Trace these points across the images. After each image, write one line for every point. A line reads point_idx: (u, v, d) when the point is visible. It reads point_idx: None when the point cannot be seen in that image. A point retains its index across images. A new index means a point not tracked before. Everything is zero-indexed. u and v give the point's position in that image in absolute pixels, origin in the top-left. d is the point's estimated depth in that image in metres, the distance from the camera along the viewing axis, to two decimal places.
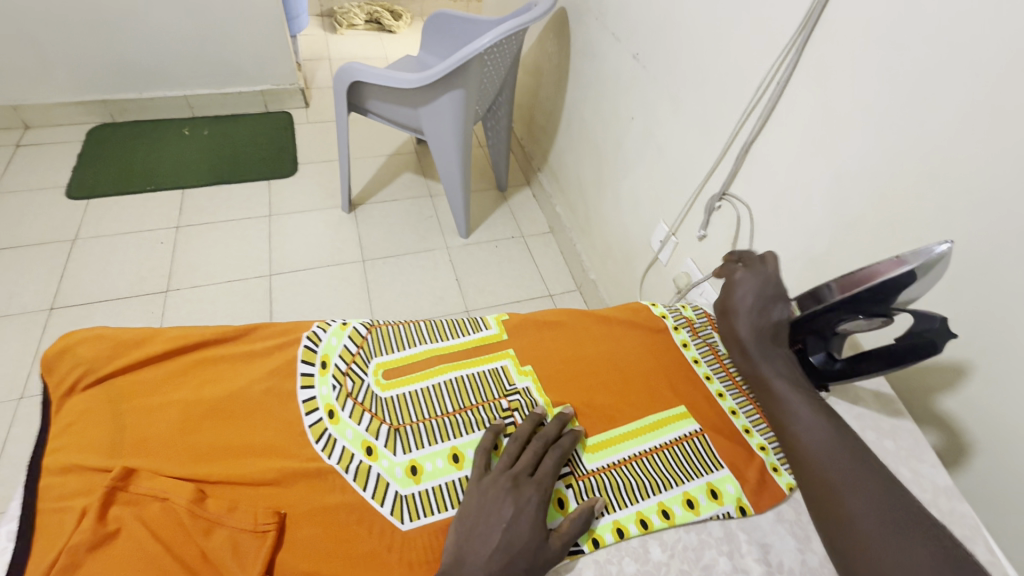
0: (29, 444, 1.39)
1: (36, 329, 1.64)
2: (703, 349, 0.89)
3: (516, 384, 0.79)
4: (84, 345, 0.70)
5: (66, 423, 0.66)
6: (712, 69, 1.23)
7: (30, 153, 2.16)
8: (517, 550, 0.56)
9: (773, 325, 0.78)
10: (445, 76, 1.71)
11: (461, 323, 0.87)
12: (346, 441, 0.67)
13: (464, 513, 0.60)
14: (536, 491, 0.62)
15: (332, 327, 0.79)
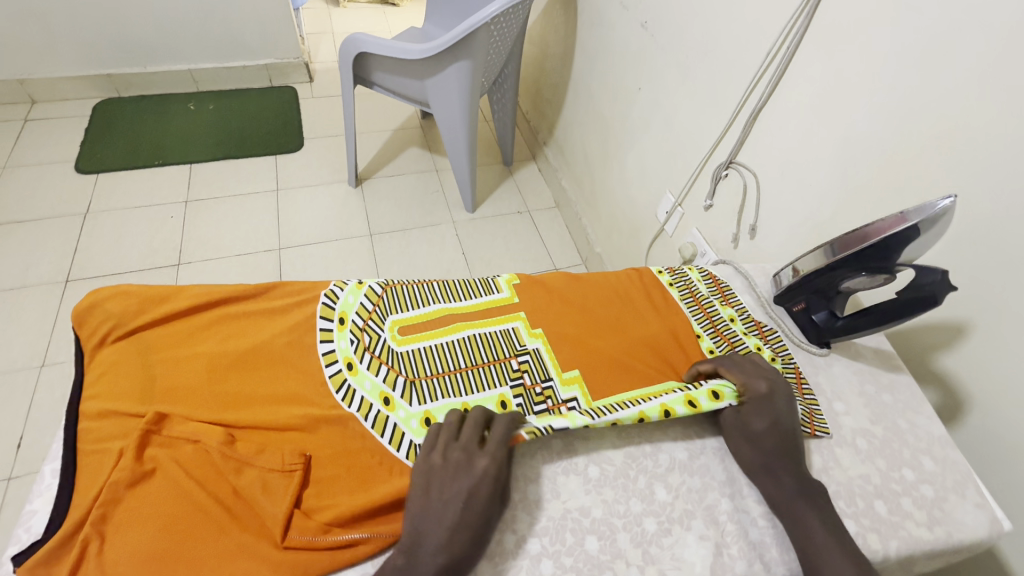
0: (53, 409, 1.44)
1: (54, 300, 1.68)
2: (703, 311, 0.91)
3: (526, 344, 0.81)
4: (114, 297, 0.73)
5: (100, 372, 0.70)
6: (721, 36, 1.22)
7: (37, 127, 2.17)
8: (474, 524, 0.56)
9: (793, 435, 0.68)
10: (450, 47, 1.70)
11: (473, 285, 0.89)
12: (364, 391, 0.70)
13: (414, 489, 0.59)
14: (491, 461, 0.60)
15: (349, 286, 0.82)
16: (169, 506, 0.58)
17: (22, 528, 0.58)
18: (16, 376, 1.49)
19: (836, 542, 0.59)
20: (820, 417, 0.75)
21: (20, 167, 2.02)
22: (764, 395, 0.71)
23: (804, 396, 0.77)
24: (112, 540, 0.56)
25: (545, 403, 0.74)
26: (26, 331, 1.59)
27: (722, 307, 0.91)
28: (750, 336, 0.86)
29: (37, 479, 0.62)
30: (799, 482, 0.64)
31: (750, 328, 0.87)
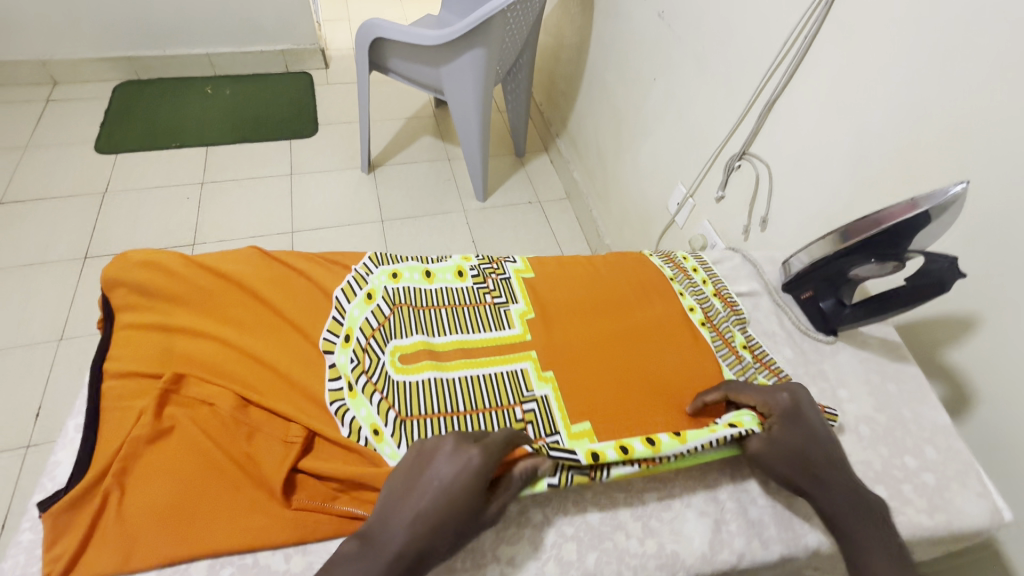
0: (70, 382, 1.48)
1: (73, 277, 1.71)
2: (729, 355, 0.81)
3: (534, 390, 0.74)
4: (140, 265, 0.77)
5: (121, 336, 0.73)
6: (739, 26, 1.21)
7: (58, 108, 2.20)
8: (444, 517, 0.55)
9: (829, 444, 0.66)
10: (466, 34, 1.71)
11: (485, 316, 0.83)
12: (357, 415, 0.69)
13: (397, 478, 0.59)
14: (480, 452, 0.59)
15: (356, 299, 0.80)
16: (184, 465, 0.63)
17: (48, 477, 0.64)
18: (36, 349, 1.53)
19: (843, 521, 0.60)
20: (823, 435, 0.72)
21: (41, 148, 2.06)
22: (785, 410, 0.68)
23: None
24: (131, 491, 0.61)
25: None
26: (46, 306, 1.63)
27: (748, 355, 0.82)
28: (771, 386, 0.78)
29: (62, 433, 0.67)
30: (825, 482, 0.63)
31: (770, 377, 0.79)
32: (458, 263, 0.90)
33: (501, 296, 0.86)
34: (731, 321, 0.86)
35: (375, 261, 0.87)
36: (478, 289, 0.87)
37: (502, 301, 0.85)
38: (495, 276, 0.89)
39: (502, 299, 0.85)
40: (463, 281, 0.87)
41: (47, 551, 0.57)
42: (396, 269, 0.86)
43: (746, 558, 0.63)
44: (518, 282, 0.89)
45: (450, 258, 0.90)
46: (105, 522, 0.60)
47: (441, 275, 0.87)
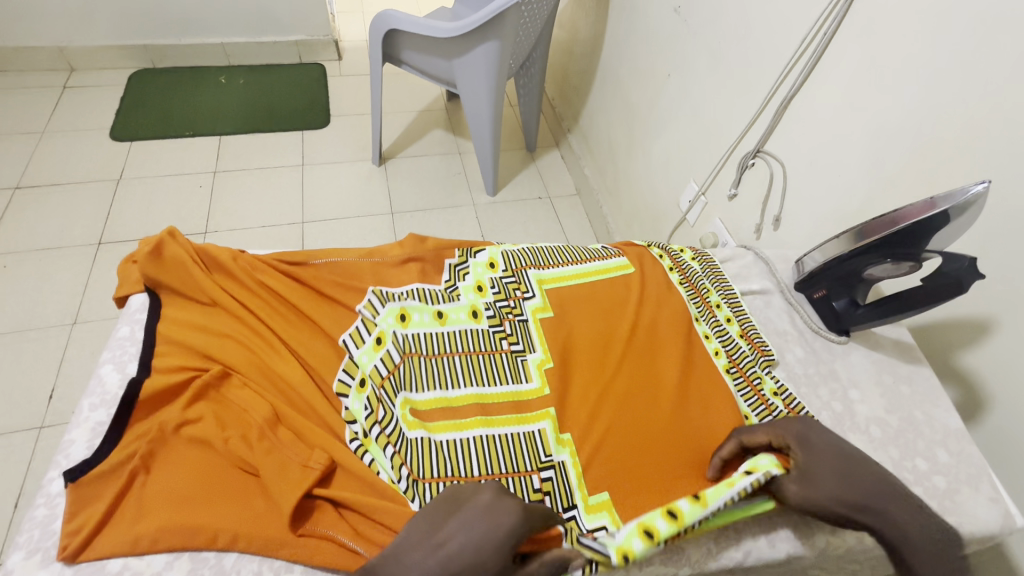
0: (83, 364, 1.50)
1: (87, 262, 1.74)
2: (756, 404, 0.74)
3: (552, 456, 0.68)
4: (183, 256, 0.80)
5: (158, 324, 0.76)
6: (756, 22, 1.20)
7: (75, 95, 2.23)
8: (460, 567, 0.54)
9: (862, 464, 0.62)
10: (479, 27, 1.70)
11: (501, 363, 0.76)
12: (375, 456, 0.66)
13: (419, 518, 0.58)
14: (520, 510, 0.57)
15: (365, 345, 0.74)
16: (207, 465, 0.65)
17: (62, 454, 0.64)
18: (51, 332, 1.56)
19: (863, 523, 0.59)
20: None
21: (59, 133, 2.08)
22: (796, 436, 0.65)
23: None
24: (155, 476, 0.63)
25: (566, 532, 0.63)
26: (62, 290, 1.65)
27: (779, 402, 0.74)
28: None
29: (76, 411, 0.67)
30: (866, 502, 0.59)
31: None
32: (472, 301, 0.82)
33: (519, 343, 0.78)
34: (760, 364, 0.77)
35: (380, 300, 0.79)
36: (494, 332, 0.79)
37: (519, 349, 0.77)
38: (513, 318, 0.81)
39: (520, 346, 0.78)
40: (478, 322, 0.80)
41: (65, 523, 0.59)
42: (404, 309, 0.78)
43: (752, 556, 0.63)
44: (537, 324, 0.80)
45: (463, 295, 0.82)
46: (125, 502, 0.61)
47: (454, 316, 0.80)
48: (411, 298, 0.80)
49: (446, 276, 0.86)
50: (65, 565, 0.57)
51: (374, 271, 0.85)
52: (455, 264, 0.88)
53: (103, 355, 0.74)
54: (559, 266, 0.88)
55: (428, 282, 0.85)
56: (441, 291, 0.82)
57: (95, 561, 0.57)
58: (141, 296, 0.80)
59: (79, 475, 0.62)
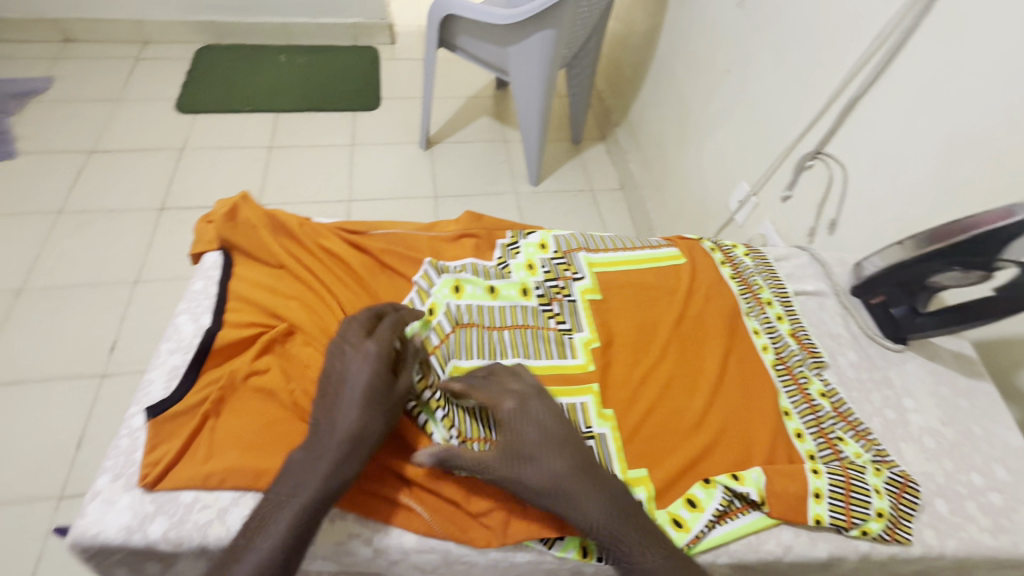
0: (143, 322, 1.59)
1: (151, 225, 1.84)
2: (799, 403, 0.73)
3: (593, 428, 0.67)
4: (255, 219, 0.86)
5: (229, 281, 0.81)
6: (825, 19, 1.16)
7: (147, 67, 2.35)
8: (368, 400, 0.63)
9: (560, 426, 0.64)
10: (537, 15, 1.71)
11: (547, 339, 0.76)
12: (429, 419, 0.69)
13: (320, 396, 0.65)
14: (377, 343, 0.67)
15: (418, 316, 0.76)
16: (273, 414, 0.69)
17: (144, 392, 0.71)
18: (116, 288, 1.66)
19: (579, 478, 0.60)
20: (914, 487, 0.65)
21: (132, 102, 2.20)
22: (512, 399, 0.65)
23: (903, 481, 0.65)
24: (223, 420, 0.68)
25: None
26: (126, 249, 1.76)
27: (826, 404, 0.73)
28: (850, 443, 0.69)
29: (156, 354, 0.73)
30: (575, 465, 0.61)
31: (851, 434, 0.69)
32: (523, 279, 0.83)
33: (566, 322, 0.79)
34: (807, 364, 0.77)
35: (436, 271, 0.81)
36: (542, 311, 0.80)
37: (567, 328, 0.78)
38: (562, 297, 0.81)
39: (567, 325, 0.79)
40: (528, 300, 0.80)
41: (145, 455, 0.64)
42: (458, 281, 0.80)
43: (794, 552, 0.62)
44: (585, 306, 0.81)
45: (514, 273, 0.83)
46: (196, 442, 0.66)
47: (506, 291, 0.81)
48: (465, 272, 0.82)
49: (497, 254, 0.88)
50: (144, 492, 0.62)
51: (431, 246, 0.88)
52: (506, 244, 0.89)
53: (180, 306, 0.79)
54: (608, 251, 0.88)
55: (482, 258, 0.87)
56: (494, 268, 0.83)
57: (167, 491, 0.62)
58: (216, 254, 0.84)
59: (160, 413, 0.67)
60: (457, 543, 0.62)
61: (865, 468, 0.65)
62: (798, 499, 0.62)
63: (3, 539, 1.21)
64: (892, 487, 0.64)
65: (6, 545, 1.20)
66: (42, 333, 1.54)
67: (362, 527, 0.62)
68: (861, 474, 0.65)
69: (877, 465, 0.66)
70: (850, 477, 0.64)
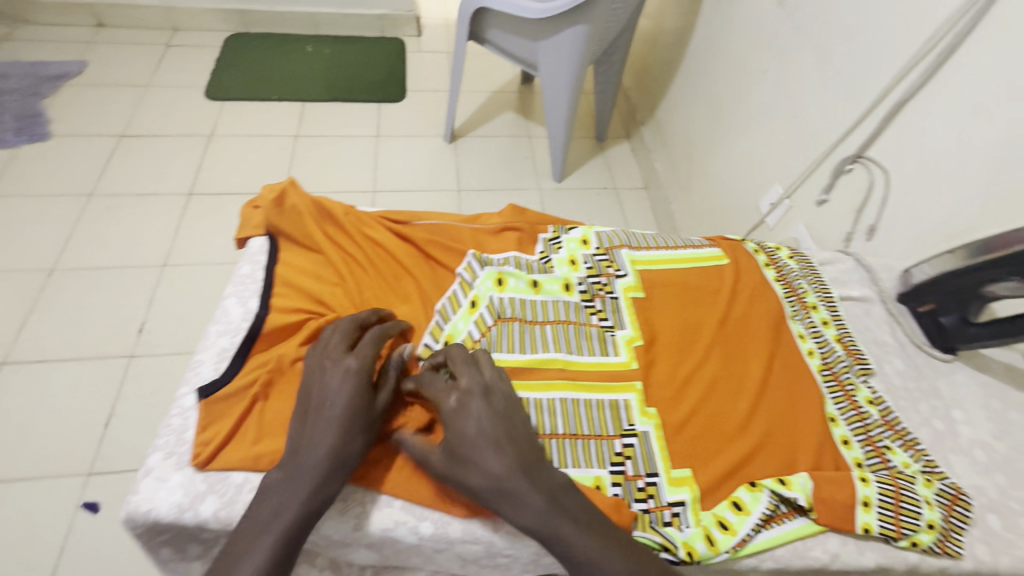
0: (170, 305, 1.61)
1: (179, 209, 1.86)
2: (847, 410, 0.72)
3: (635, 425, 0.68)
4: (301, 204, 0.88)
5: (276, 265, 0.82)
6: (872, 20, 1.14)
7: (177, 53, 2.38)
8: (350, 417, 0.62)
9: (508, 424, 0.62)
10: (571, 10, 1.69)
11: (590, 335, 0.76)
12: None
13: (299, 412, 0.64)
14: (358, 360, 0.66)
15: (461, 309, 0.77)
16: None
17: (194, 373, 0.72)
18: (144, 271, 1.68)
19: (520, 478, 0.58)
20: (964, 500, 0.65)
21: (161, 88, 2.23)
22: (457, 397, 0.63)
23: (952, 494, 0.65)
24: (271, 403, 0.69)
25: (647, 503, 0.63)
26: (155, 233, 1.78)
27: (873, 411, 0.73)
28: (898, 453, 0.69)
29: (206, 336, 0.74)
30: (516, 463, 0.59)
31: (899, 444, 0.69)
32: (565, 275, 0.83)
33: (608, 319, 0.79)
34: (854, 371, 0.77)
35: (479, 264, 0.82)
36: (584, 307, 0.80)
37: (609, 325, 0.78)
38: (604, 294, 0.81)
39: (609, 323, 0.78)
40: (570, 295, 0.81)
41: (198, 434, 0.65)
42: (501, 274, 0.80)
43: (839, 559, 0.62)
44: (628, 303, 0.81)
45: (557, 268, 0.84)
46: (245, 425, 0.67)
47: (548, 286, 0.81)
48: (508, 266, 0.83)
49: (541, 248, 0.88)
50: (196, 471, 0.63)
51: (474, 237, 0.90)
52: (549, 238, 0.89)
53: (228, 289, 0.81)
54: (651, 249, 0.88)
55: (524, 251, 0.88)
56: (537, 263, 0.84)
57: (218, 471, 0.63)
58: (262, 240, 0.86)
59: (210, 394, 0.68)
60: (501, 534, 0.63)
61: (915, 479, 0.65)
62: (847, 506, 0.62)
63: (34, 512, 1.24)
64: (942, 499, 0.64)
65: (36, 519, 1.23)
66: (74, 313, 1.56)
67: (407, 514, 0.63)
68: (910, 484, 0.65)
69: (926, 476, 0.66)
70: (899, 487, 0.64)
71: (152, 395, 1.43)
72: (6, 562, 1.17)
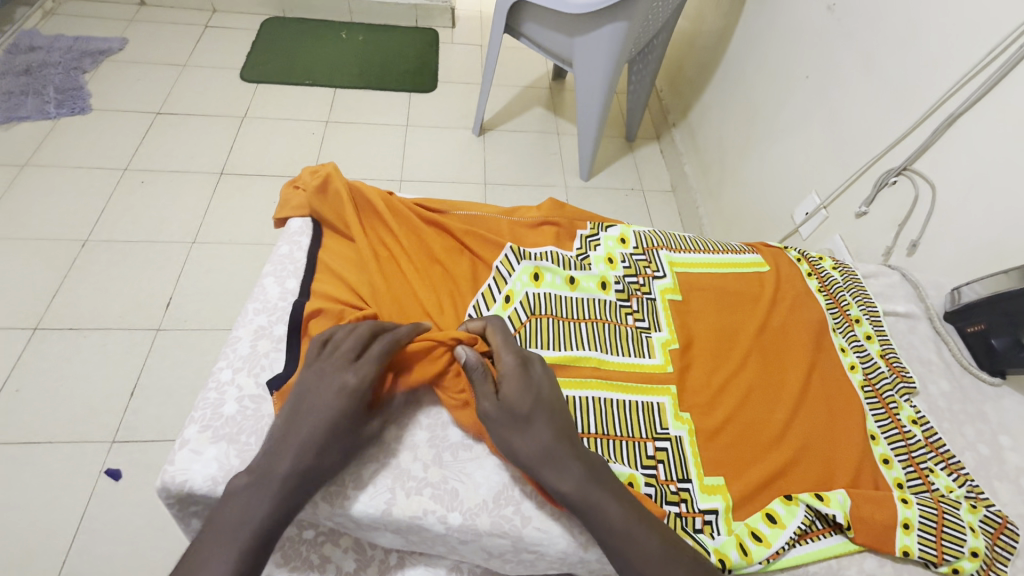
0: (196, 283, 1.63)
1: (210, 188, 1.89)
2: (889, 428, 0.72)
3: (669, 429, 0.69)
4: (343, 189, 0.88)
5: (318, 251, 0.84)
6: (929, 29, 1.10)
7: (214, 34, 2.41)
8: (333, 437, 0.61)
9: (557, 397, 0.64)
10: (611, 6, 1.66)
11: (625, 335, 0.77)
12: None
13: (285, 419, 0.62)
14: (360, 378, 0.64)
15: (495, 304, 0.79)
16: None
17: (231, 348, 0.74)
18: (173, 247, 1.71)
19: (559, 452, 0.60)
20: (1012, 530, 0.63)
21: (197, 68, 2.26)
22: (513, 362, 0.65)
23: (999, 522, 0.63)
24: None
25: (679, 506, 0.63)
26: (185, 210, 1.81)
27: (917, 431, 0.71)
28: (941, 476, 0.67)
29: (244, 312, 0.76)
30: (553, 430, 0.61)
31: (942, 467, 0.68)
32: (603, 273, 0.85)
33: (644, 320, 0.80)
34: (897, 390, 0.75)
35: (516, 258, 0.83)
36: (620, 306, 0.81)
37: (644, 326, 0.79)
38: (641, 295, 0.82)
39: (645, 324, 0.79)
40: (607, 294, 0.82)
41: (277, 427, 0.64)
42: (538, 268, 0.81)
43: None
44: (664, 304, 0.82)
45: (594, 266, 0.85)
46: None
47: (585, 284, 0.82)
48: (545, 261, 0.83)
49: (577, 245, 0.89)
50: (230, 446, 0.64)
51: (511, 231, 0.90)
52: (586, 235, 0.91)
53: (267, 268, 0.83)
54: (689, 252, 0.90)
55: (562, 246, 0.89)
56: (575, 259, 0.85)
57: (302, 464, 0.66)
58: (302, 219, 0.88)
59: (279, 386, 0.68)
60: (530, 530, 0.63)
61: (959, 504, 0.64)
62: (886, 529, 0.61)
63: (57, 478, 1.26)
64: (987, 527, 0.62)
65: (59, 484, 1.25)
66: (103, 284, 1.60)
67: (436, 504, 0.63)
68: (953, 508, 0.63)
69: (970, 501, 0.65)
70: (942, 509, 0.63)
71: (176, 368, 1.45)
72: (29, 523, 1.20)
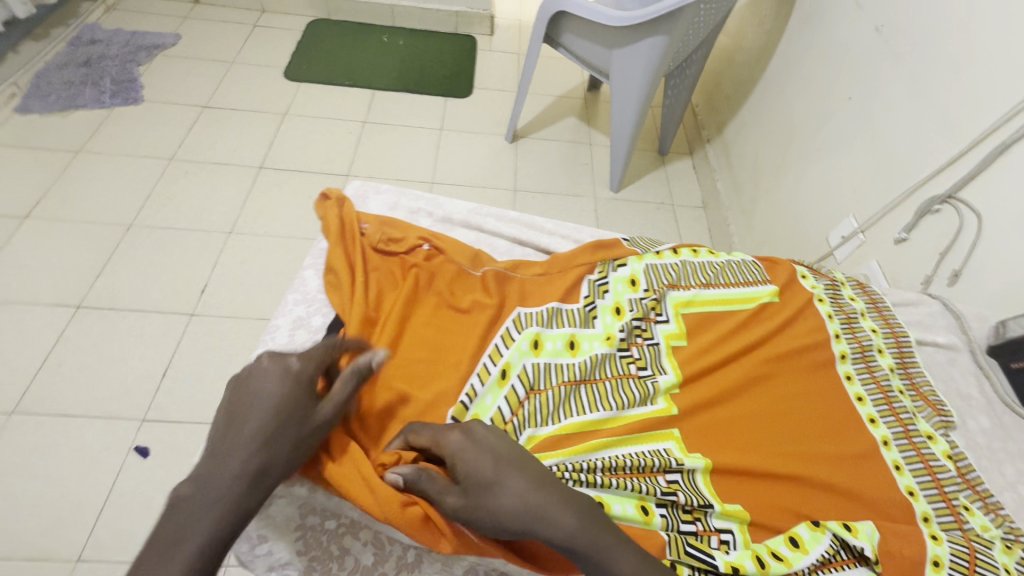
0: (230, 272, 1.69)
1: (248, 182, 1.95)
2: (915, 462, 0.71)
3: (683, 464, 0.69)
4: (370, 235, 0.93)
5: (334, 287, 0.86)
6: (981, 55, 1.07)
7: (262, 33, 2.50)
8: (276, 425, 0.60)
9: (519, 454, 0.63)
10: (652, 20, 1.66)
11: (626, 385, 0.77)
12: None
13: (228, 417, 0.61)
14: (300, 361, 0.67)
15: (490, 380, 0.77)
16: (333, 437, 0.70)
17: (270, 335, 0.80)
18: (211, 236, 1.77)
19: (550, 499, 0.59)
20: None
21: (243, 64, 2.34)
22: (454, 445, 0.63)
23: None
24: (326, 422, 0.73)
25: (695, 525, 0.65)
26: (223, 201, 1.87)
27: (951, 466, 0.71)
28: (977, 514, 0.66)
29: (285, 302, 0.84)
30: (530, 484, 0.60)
31: (979, 505, 0.67)
32: (608, 328, 0.85)
33: (646, 368, 0.80)
34: (934, 422, 0.76)
35: (518, 329, 0.83)
36: (621, 356, 0.81)
37: (647, 374, 0.79)
38: (642, 342, 0.83)
39: (647, 372, 0.79)
40: (611, 346, 0.82)
41: None
42: (539, 335, 0.82)
43: None
44: (667, 351, 0.82)
45: (600, 321, 0.85)
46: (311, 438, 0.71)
47: (587, 345, 0.83)
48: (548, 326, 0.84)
49: (584, 295, 0.90)
50: None
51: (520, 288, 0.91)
52: (595, 280, 0.92)
53: (308, 260, 0.91)
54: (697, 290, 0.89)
55: (568, 301, 0.89)
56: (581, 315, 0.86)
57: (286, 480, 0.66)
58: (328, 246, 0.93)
59: None
60: None
61: (992, 544, 0.63)
62: (913, 564, 0.60)
63: (87, 454, 1.31)
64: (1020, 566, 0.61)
65: (89, 460, 1.30)
66: (142, 268, 1.66)
67: None
68: (984, 546, 0.63)
69: (1002, 538, 0.64)
70: (971, 544, 0.62)
71: (205, 354, 1.50)
72: (60, 495, 1.25)
